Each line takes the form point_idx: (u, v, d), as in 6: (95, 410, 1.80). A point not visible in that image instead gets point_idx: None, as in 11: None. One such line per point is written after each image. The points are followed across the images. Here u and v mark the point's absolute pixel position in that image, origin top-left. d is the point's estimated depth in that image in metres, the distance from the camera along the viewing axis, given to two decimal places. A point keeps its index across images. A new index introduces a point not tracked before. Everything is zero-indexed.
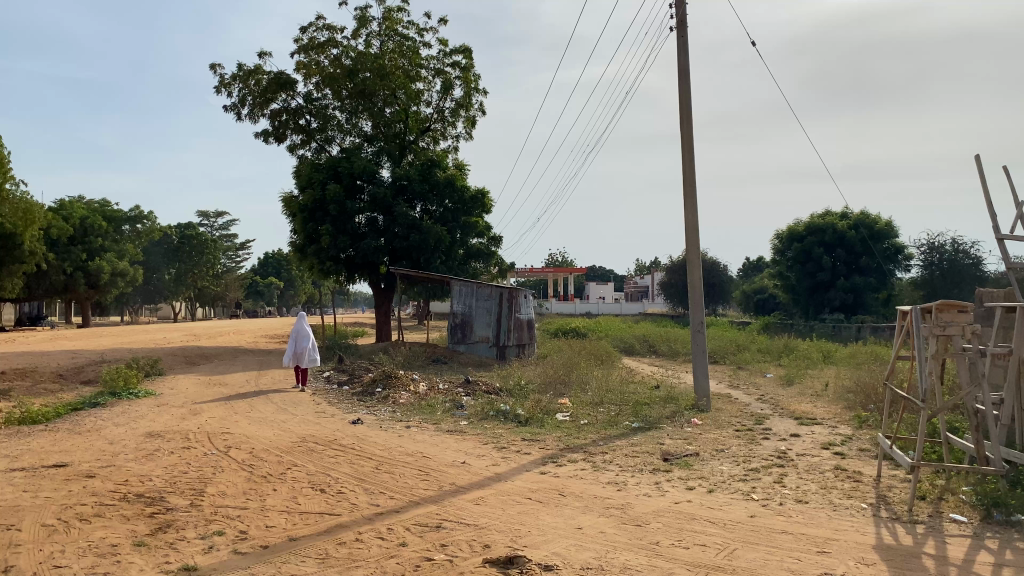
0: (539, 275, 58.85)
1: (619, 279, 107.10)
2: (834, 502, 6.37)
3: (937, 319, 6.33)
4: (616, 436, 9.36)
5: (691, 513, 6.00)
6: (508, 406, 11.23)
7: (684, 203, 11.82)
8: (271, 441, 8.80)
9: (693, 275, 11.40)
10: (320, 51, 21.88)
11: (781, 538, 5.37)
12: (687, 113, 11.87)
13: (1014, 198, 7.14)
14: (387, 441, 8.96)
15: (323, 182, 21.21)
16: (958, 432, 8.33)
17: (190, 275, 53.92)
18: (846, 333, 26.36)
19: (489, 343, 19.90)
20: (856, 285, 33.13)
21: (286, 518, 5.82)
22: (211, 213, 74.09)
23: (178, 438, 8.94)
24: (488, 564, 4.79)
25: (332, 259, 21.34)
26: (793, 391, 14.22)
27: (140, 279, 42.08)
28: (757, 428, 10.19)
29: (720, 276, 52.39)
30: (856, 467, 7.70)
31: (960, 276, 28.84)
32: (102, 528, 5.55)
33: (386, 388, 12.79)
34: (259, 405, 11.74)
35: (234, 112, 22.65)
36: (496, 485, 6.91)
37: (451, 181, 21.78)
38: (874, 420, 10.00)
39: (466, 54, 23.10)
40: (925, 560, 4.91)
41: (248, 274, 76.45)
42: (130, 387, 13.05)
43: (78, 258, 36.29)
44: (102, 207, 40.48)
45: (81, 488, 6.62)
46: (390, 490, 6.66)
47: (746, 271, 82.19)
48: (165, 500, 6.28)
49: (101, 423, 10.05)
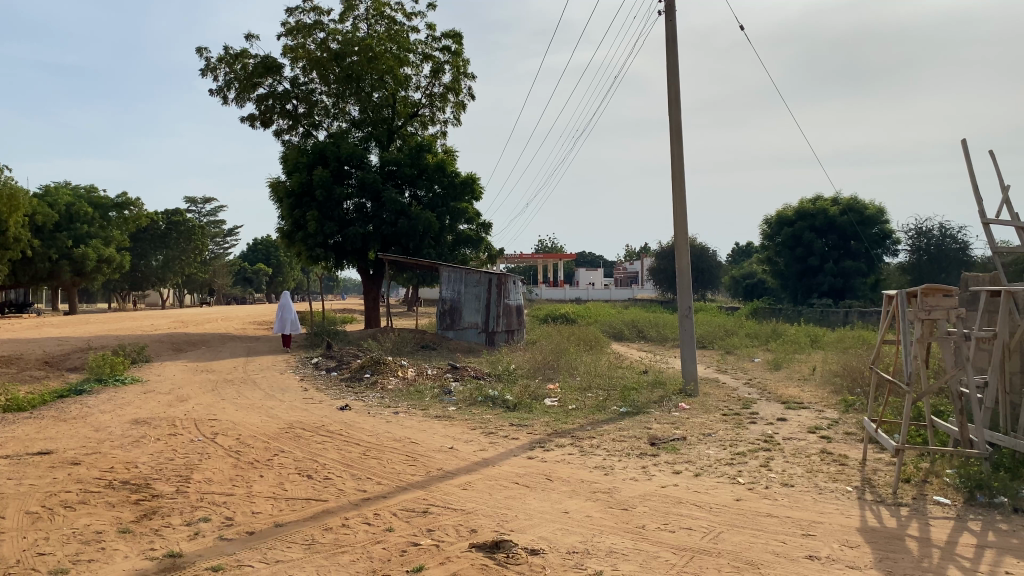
0: (528, 261, 58.82)
1: (608, 266, 107.84)
2: (820, 485, 6.40)
3: (921, 303, 6.32)
4: (604, 420, 9.43)
5: (678, 497, 6.02)
6: (496, 391, 11.26)
7: (672, 188, 11.81)
8: (258, 428, 8.76)
9: (680, 259, 11.26)
10: (306, 34, 21.67)
11: (766, 521, 5.40)
12: (674, 93, 11.84)
13: (999, 181, 7.11)
14: (375, 427, 8.96)
15: (310, 167, 21.18)
16: (942, 415, 8.46)
17: (178, 261, 53.55)
18: (833, 318, 26.50)
19: (478, 329, 19.89)
20: (845, 269, 33.22)
21: (273, 504, 5.81)
22: (199, 200, 73.49)
23: (165, 425, 8.91)
24: (475, 548, 4.80)
25: (321, 246, 21.05)
26: (781, 374, 14.41)
27: (128, 266, 41.85)
28: (744, 412, 10.29)
29: (709, 263, 52.60)
30: (842, 450, 7.77)
31: (947, 260, 29.06)
32: (87, 515, 5.52)
33: (374, 374, 12.78)
34: (247, 392, 11.73)
35: (220, 95, 22.40)
36: (483, 469, 6.93)
37: (441, 166, 21.79)
38: (860, 404, 10.14)
39: (456, 39, 22.92)
40: (909, 542, 4.95)
41: (237, 262, 76.03)
42: (116, 373, 13.03)
43: (64, 245, 35.90)
44: (87, 194, 39.98)
45: (66, 475, 6.57)
46: (377, 475, 6.66)
47: (737, 257, 82.43)
48: (152, 486, 6.27)
49: (87, 410, 9.98)
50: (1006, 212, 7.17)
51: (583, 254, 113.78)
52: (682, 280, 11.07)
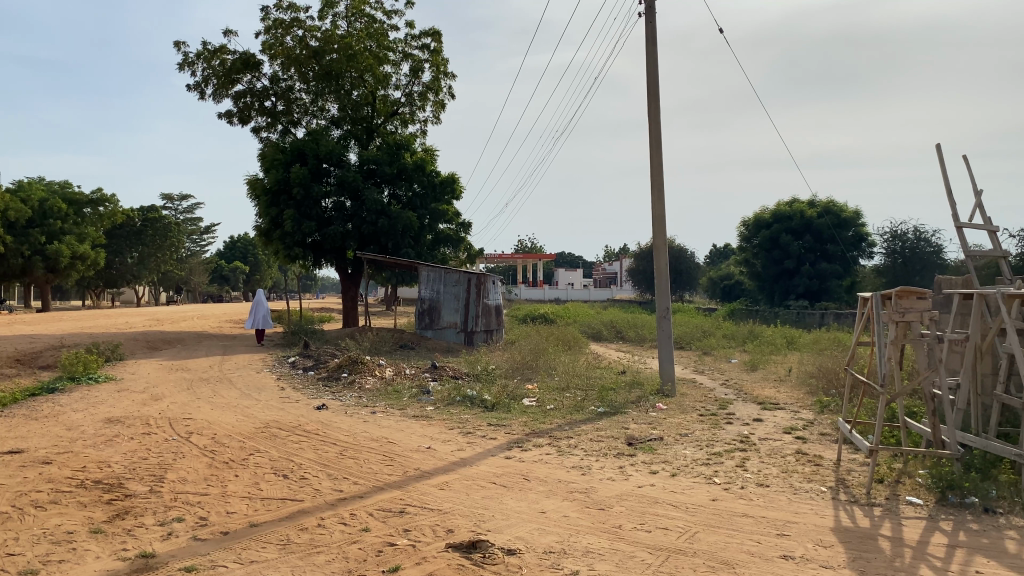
0: (509, 261, 58.91)
1: (587, 266, 108.46)
2: (795, 485, 6.46)
3: (896, 305, 6.36)
4: (582, 420, 9.46)
5: (654, 497, 6.05)
6: (474, 391, 11.25)
7: (651, 190, 11.86)
8: (234, 427, 8.68)
9: (659, 260, 11.27)
10: (284, 31, 21.50)
11: (741, 521, 5.43)
12: (653, 96, 11.89)
13: (972, 186, 7.21)
14: (352, 427, 8.90)
15: (288, 164, 21.05)
16: (915, 416, 8.61)
17: (153, 259, 52.99)
18: (810, 319, 26.70)
19: (457, 329, 19.85)
20: (821, 272, 33.45)
21: (247, 504, 5.76)
22: (175, 197, 72.65)
23: (139, 424, 8.81)
24: (451, 548, 4.78)
25: (298, 244, 20.86)
26: (757, 375, 14.56)
27: (102, 263, 41.24)
28: (721, 412, 10.38)
29: (687, 264, 53.03)
30: (817, 450, 7.85)
31: (921, 264, 29.38)
32: (58, 515, 5.44)
33: (351, 374, 12.68)
34: (222, 391, 11.59)
35: (197, 91, 22.18)
36: (461, 469, 6.93)
37: (420, 165, 21.75)
38: (835, 405, 10.24)
39: (436, 37, 22.87)
40: (882, 542, 5.00)
41: (214, 259, 75.39)
42: (89, 371, 12.84)
43: (36, 241, 35.38)
44: (62, 189, 39.48)
45: (36, 475, 6.46)
46: (354, 475, 6.62)
47: (714, 258, 83.16)
48: (124, 486, 6.19)
49: (59, 409, 9.84)
50: (979, 216, 7.28)
51: (563, 254, 114.57)
52: (661, 282, 11.09)
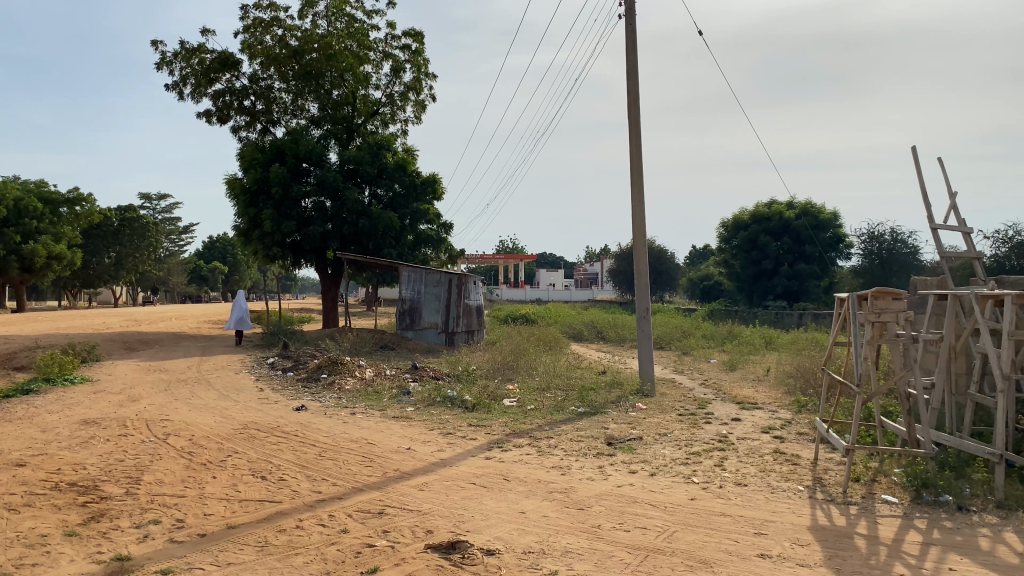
0: (490, 262, 58.88)
1: (568, 266, 108.70)
2: (773, 485, 6.50)
3: (872, 305, 6.43)
4: (562, 420, 9.47)
5: (633, 496, 6.07)
6: (454, 392, 11.23)
7: (631, 190, 11.90)
8: (211, 429, 8.61)
9: (639, 261, 11.30)
10: (263, 30, 21.37)
11: (719, 520, 5.46)
12: (633, 96, 11.93)
13: (947, 188, 7.30)
14: (331, 428, 8.86)
15: (268, 163, 20.93)
16: (891, 415, 8.70)
17: (131, 259, 52.49)
18: (788, 320, 26.89)
19: (438, 330, 19.80)
20: (799, 272, 33.68)
21: (225, 506, 5.72)
22: (154, 196, 71.99)
23: (116, 425, 8.72)
24: (430, 549, 4.77)
25: (278, 244, 20.73)
26: (736, 375, 14.65)
27: (79, 263, 40.82)
28: (700, 411, 10.43)
29: (667, 265, 53.28)
30: (794, 450, 7.91)
31: (898, 265, 29.70)
32: (32, 518, 5.37)
33: (330, 375, 12.61)
34: (201, 392, 11.50)
35: (175, 90, 22.00)
36: (441, 470, 6.91)
37: (401, 165, 21.71)
38: (812, 405, 10.32)
39: (417, 37, 22.82)
40: (858, 540, 5.05)
41: (192, 260, 74.79)
42: (64, 372, 12.68)
43: (11, 240, 34.94)
44: (38, 189, 39.03)
45: (10, 477, 6.38)
46: (333, 476, 6.59)
47: (694, 259, 83.64)
48: (100, 488, 6.13)
49: (33, 410, 9.72)
50: (954, 217, 7.37)
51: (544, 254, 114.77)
52: (640, 283, 11.13)
